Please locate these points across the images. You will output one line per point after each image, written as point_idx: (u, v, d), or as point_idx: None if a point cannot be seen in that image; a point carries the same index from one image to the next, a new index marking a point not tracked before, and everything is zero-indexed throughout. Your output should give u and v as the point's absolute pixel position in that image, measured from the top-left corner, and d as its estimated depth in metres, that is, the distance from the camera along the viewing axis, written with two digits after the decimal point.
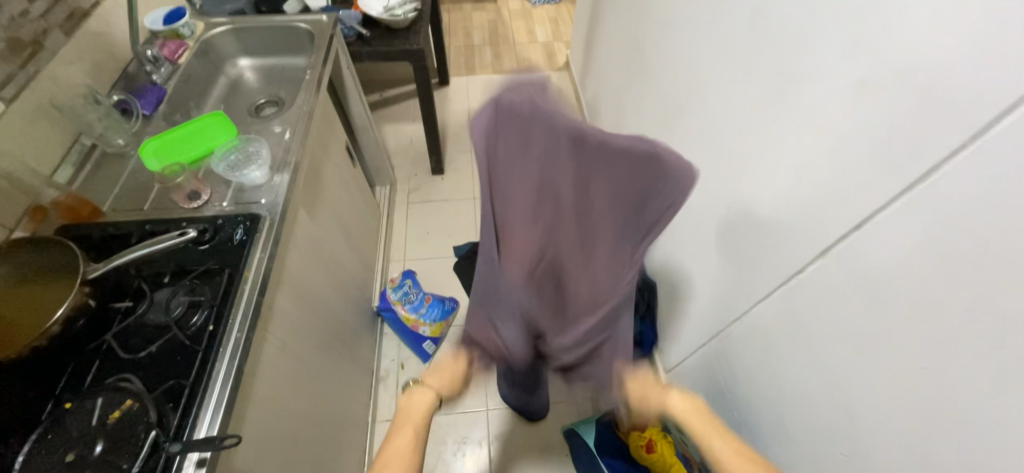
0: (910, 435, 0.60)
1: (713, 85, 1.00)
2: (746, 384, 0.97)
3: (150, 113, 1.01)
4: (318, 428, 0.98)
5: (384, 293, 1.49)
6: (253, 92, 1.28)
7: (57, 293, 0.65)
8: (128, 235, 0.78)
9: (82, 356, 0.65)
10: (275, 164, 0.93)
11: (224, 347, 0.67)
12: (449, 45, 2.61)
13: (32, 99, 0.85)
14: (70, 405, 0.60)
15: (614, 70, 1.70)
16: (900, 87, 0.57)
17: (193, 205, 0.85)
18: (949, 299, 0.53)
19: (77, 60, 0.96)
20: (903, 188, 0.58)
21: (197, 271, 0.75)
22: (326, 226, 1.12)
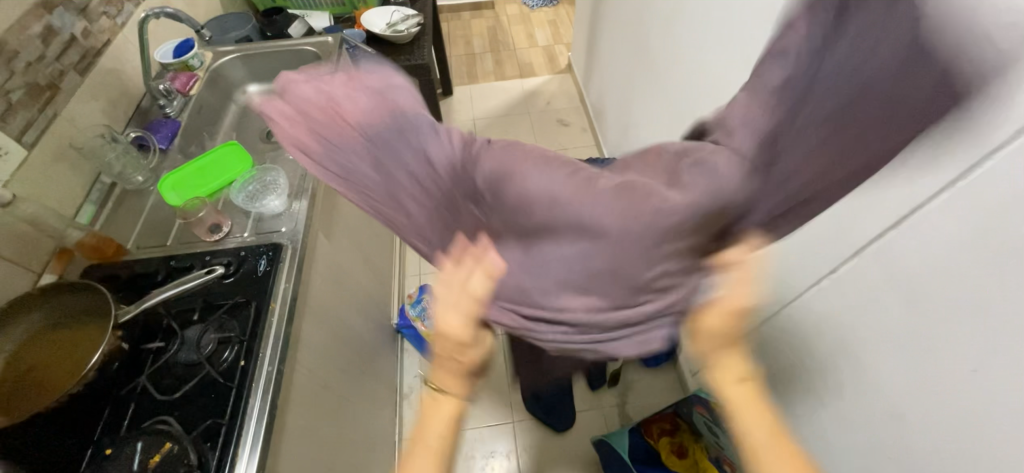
0: (963, 440, 0.58)
1: (726, 84, 0.98)
2: (779, 386, 0.95)
3: (166, 147, 1.02)
4: (348, 452, 0.97)
5: (402, 309, 1.49)
6: (263, 118, 1.28)
7: (90, 339, 0.65)
8: (153, 273, 0.79)
9: (117, 400, 0.65)
10: (293, 191, 0.93)
11: (257, 383, 0.67)
12: (449, 54, 2.61)
13: (52, 143, 0.86)
14: (109, 451, 0.60)
15: (619, 71, 1.68)
16: None
17: (215, 238, 0.85)
18: (998, 304, 0.50)
19: (93, 99, 0.97)
20: (937, 187, 0.55)
21: (224, 305, 0.74)
22: (344, 249, 1.12)
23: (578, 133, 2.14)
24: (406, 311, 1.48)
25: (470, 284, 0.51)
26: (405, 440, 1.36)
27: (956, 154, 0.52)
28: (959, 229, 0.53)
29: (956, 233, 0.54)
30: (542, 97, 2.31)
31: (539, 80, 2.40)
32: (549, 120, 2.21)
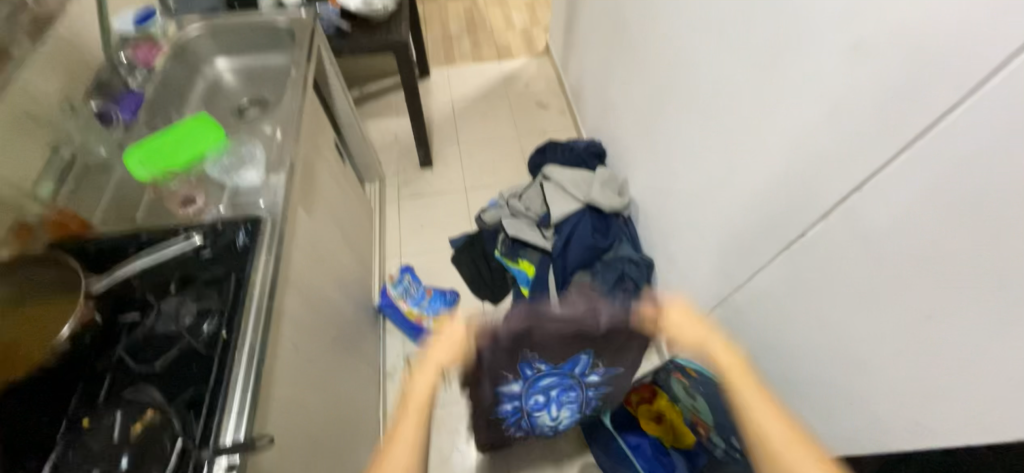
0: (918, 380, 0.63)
1: (702, 60, 1.01)
2: (751, 349, 1.00)
3: (131, 120, 0.97)
4: (335, 428, 0.97)
5: (384, 291, 1.48)
6: (234, 94, 1.24)
7: (59, 310, 0.63)
8: (126, 246, 0.75)
9: (92, 373, 0.63)
10: (271, 164, 0.91)
11: (241, 352, 0.66)
12: (426, 35, 2.57)
13: (5, 112, 0.81)
14: (86, 423, 0.58)
15: (597, 51, 1.70)
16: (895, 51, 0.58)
17: (189, 211, 0.83)
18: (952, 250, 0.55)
19: (48, 68, 0.91)
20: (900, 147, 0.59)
21: (203, 278, 0.72)
22: (324, 226, 1.11)
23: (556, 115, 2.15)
24: (388, 291, 1.47)
25: None
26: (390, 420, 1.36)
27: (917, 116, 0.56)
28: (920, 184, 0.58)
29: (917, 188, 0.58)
30: (521, 80, 2.31)
31: (517, 62, 2.39)
32: (528, 102, 2.21)
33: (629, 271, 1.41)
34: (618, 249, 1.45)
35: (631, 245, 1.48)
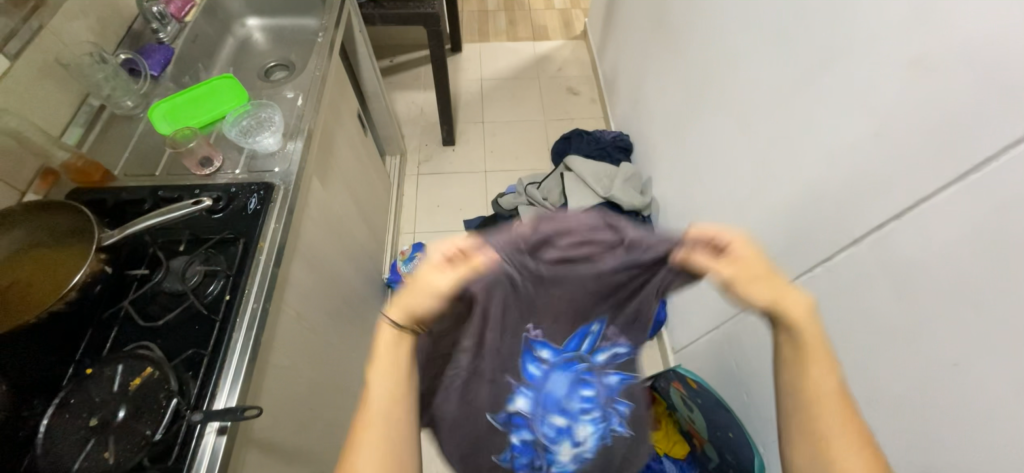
0: (932, 429, 0.58)
1: (746, 60, 0.95)
2: (756, 369, 0.97)
3: (158, 74, 0.98)
4: (330, 397, 0.98)
5: (394, 265, 1.47)
6: (262, 54, 1.23)
7: (73, 259, 0.64)
8: (140, 201, 0.76)
9: (99, 323, 0.65)
10: (289, 130, 0.91)
11: (242, 317, 0.66)
12: (460, 8, 2.50)
13: (36, 57, 0.82)
14: (90, 372, 0.60)
15: (636, 39, 1.62)
16: (961, 75, 0.52)
17: (206, 172, 0.83)
18: (993, 298, 0.50)
19: (81, 15, 0.92)
20: (949, 178, 0.54)
21: (212, 240, 0.73)
22: (339, 196, 1.11)
23: (586, 103, 2.08)
24: (398, 267, 1.46)
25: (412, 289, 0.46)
26: None
27: (973, 147, 0.51)
28: (966, 221, 0.52)
29: (965, 226, 0.52)
30: (553, 63, 2.24)
31: (552, 44, 2.31)
32: (558, 87, 2.15)
33: None
34: None
35: None
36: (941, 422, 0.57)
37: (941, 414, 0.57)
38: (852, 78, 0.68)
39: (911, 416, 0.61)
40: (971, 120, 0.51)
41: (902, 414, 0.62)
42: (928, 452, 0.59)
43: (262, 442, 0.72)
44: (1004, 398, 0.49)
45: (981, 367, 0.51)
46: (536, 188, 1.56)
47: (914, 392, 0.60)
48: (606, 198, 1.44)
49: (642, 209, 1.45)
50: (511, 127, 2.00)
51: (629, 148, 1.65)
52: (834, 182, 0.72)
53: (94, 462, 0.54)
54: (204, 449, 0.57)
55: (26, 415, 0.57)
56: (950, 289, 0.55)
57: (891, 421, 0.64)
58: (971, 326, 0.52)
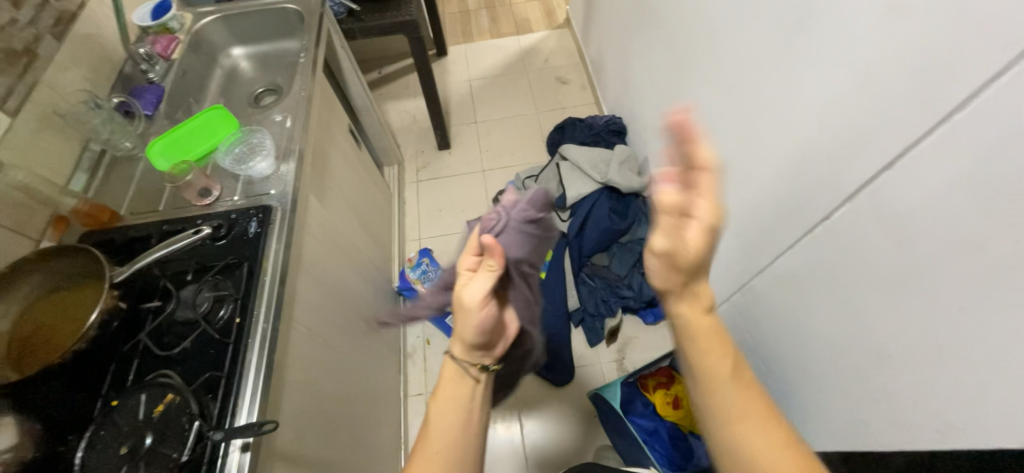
0: (945, 377, 0.57)
1: (726, 28, 0.94)
2: (768, 336, 0.96)
3: (151, 113, 1.01)
4: (351, 407, 1.01)
5: (403, 273, 1.49)
6: (250, 82, 1.26)
7: (89, 299, 0.67)
8: (147, 237, 0.79)
9: (120, 356, 0.68)
10: (281, 152, 0.93)
11: (253, 338, 0.69)
12: (442, 11, 2.51)
13: (35, 110, 0.86)
14: (117, 403, 0.63)
15: (617, 20, 1.61)
16: (935, 14, 0.51)
17: (206, 201, 0.86)
18: (990, 238, 0.49)
19: (73, 66, 0.95)
20: (934, 121, 0.53)
21: (218, 267, 0.75)
22: (339, 211, 1.13)
23: (577, 90, 2.07)
24: (407, 274, 1.48)
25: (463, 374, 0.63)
26: (410, 397, 1.41)
27: (955, 85, 0.50)
28: (955, 164, 0.51)
29: (954, 169, 0.52)
30: (540, 54, 2.23)
31: (537, 36, 2.30)
32: (547, 78, 2.14)
33: None
34: (636, 230, 1.43)
35: (651, 226, 1.44)
36: (953, 368, 0.56)
37: (952, 361, 0.56)
38: (829, 32, 0.67)
39: (924, 366, 0.60)
40: (950, 59, 0.50)
41: (915, 365, 0.61)
42: (944, 400, 0.58)
43: (288, 456, 0.75)
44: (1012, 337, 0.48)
45: (985, 309, 0.51)
46: (533, 181, 1.56)
47: (924, 342, 0.59)
48: (603, 183, 1.44)
49: (641, 189, 1.45)
50: (504, 123, 2.01)
51: (623, 130, 1.64)
52: (824, 140, 0.71)
53: None
54: (230, 466, 0.59)
55: (62, 451, 0.60)
56: (948, 234, 0.54)
57: (906, 373, 0.63)
58: (972, 269, 0.51)
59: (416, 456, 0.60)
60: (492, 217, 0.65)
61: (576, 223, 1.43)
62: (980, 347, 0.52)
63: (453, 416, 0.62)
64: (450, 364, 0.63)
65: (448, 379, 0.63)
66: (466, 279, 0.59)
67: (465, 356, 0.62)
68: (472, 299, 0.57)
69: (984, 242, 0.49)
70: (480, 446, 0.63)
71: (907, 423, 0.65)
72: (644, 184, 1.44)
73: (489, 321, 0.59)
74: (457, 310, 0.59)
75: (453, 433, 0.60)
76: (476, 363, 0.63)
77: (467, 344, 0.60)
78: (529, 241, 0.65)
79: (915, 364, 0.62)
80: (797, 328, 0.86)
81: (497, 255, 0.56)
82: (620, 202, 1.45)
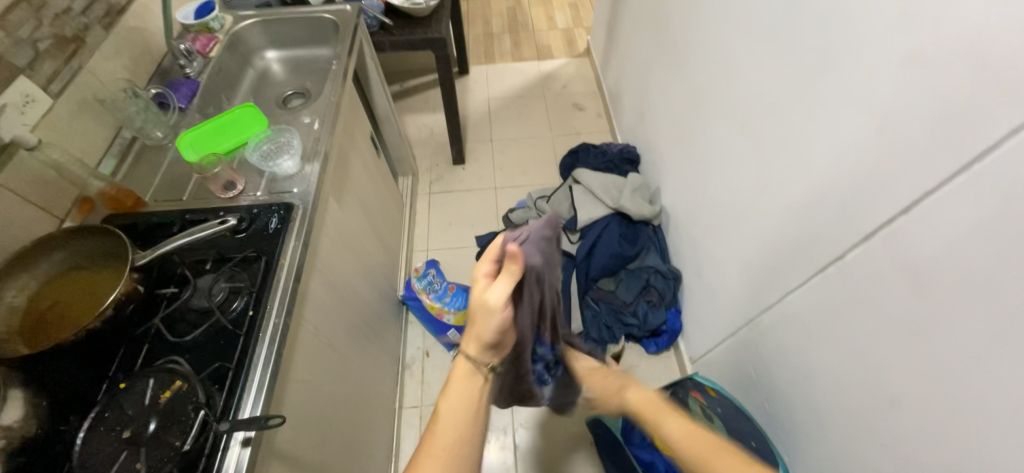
0: (956, 427, 0.57)
1: (746, 68, 0.97)
2: (774, 374, 0.96)
3: (185, 106, 1.04)
4: (349, 412, 1.00)
5: (408, 282, 1.47)
6: (280, 84, 1.30)
7: (109, 280, 0.68)
8: (169, 224, 0.81)
9: (132, 340, 0.68)
10: (307, 153, 0.95)
11: (265, 332, 0.69)
12: (467, 33, 2.59)
13: (76, 94, 0.89)
14: (123, 386, 0.63)
15: (637, 54, 1.66)
16: (956, 68, 0.53)
17: (230, 194, 0.87)
18: (1004, 287, 0.49)
19: (115, 55, 0.99)
20: (954, 170, 0.54)
21: (236, 259, 0.76)
22: (354, 215, 1.15)
23: (593, 117, 2.12)
24: (412, 284, 1.46)
25: (470, 379, 0.61)
26: (405, 408, 1.39)
27: (973, 139, 0.51)
28: (973, 214, 0.52)
29: (972, 217, 0.53)
30: (559, 80, 2.29)
31: (557, 63, 2.37)
32: (564, 103, 2.19)
33: (654, 281, 1.39)
34: (644, 258, 1.43)
35: (659, 255, 1.45)
36: (964, 418, 0.56)
37: (963, 410, 0.56)
38: (848, 81, 0.70)
39: (935, 415, 0.60)
40: (970, 111, 0.52)
41: (924, 413, 0.61)
42: (952, 450, 0.58)
43: (284, 455, 0.74)
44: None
45: (998, 358, 0.51)
46: (545, 201, 1.58)
47: (935, 388, 0.59)
48: (614, 209, 1.45)
49: (651, 218, 1.46)
50: (519, 143, 2.05)
51: (636, 159, 1.67)
52: (839, 182, 0.72)
53: (126, 472, 0.56)
54: (230, 460, 0.58)
55: (63, 429, 0.60)
56: (962, 281, 0.54)
57: (914, 420, 0.63)
58: (986, 318, 0.52)
59: (424, 449, 0.58)
60: (517, 232, 0.61)
61: (586, 246, 1.42)
62: (991, 398, 0.52)
63: (464, 410, 0.60)
64: (462, 362, 0.61)
65: (455, 380, 0.61)
66: (484, 285, 0.59)
67: (471, 359, 0.60)
68: (491, 301, 0.57)
69: (1001, 291, 0.50)
70: (483, 432, 0.61)
71: (915, 471, 0.64)
72: (654, 212, 1.46)
73: (502, 327, 0.59)
74: (477, 310, 0.59)
75: (462, 426, 0.59)
76: (488, 363, 0.61)
77: (482, 345, 0.59)
78: (545, 248, 0.61)
79: (924, 411, 0.61)
80: (804, 366, 0.86)
81: (516, 265, 0.56)
82: (629, 228, 1.46)
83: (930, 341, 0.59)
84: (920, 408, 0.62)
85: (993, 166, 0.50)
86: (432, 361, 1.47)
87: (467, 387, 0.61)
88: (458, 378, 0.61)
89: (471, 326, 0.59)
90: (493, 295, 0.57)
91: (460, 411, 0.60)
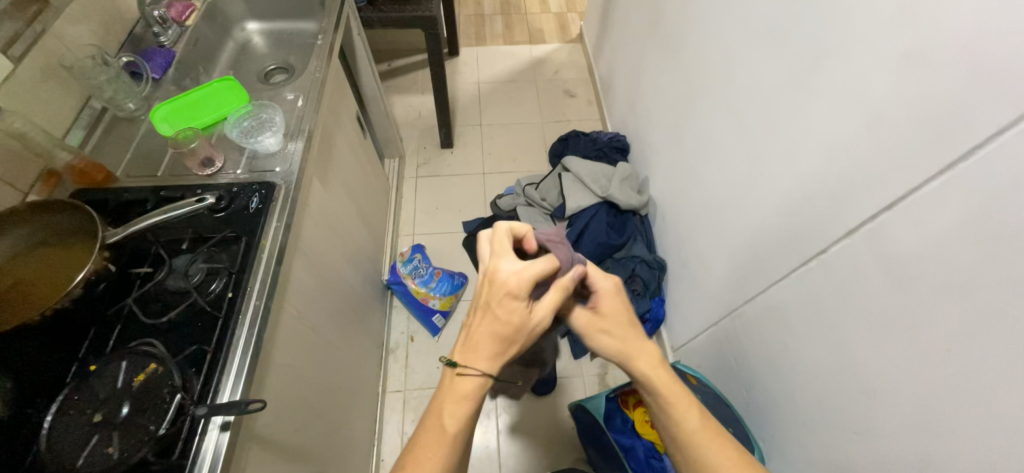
0: (927, 416, 0.59)
1: (739, 59, 0.97)
2: (754, 363, 0.98)
3: (160, 77, 0.99)
4: (331, 396, 0.99)
5: (393, 266, 1.46)
6: (261, 58, 1.24)
7: (78, 258, 0.65)
8: (143, 201, 0.77)
9: (103, 321, 0.65)
10: (290, 131, 0.92)
11: (244, 314, 0.67)
12: (457, 13, 2.52)
13: (39, 59, 0.83)
14: (94, 368, 0.61)
15: (630, 41, 1.64)
16: (948, 66, 0.53)
17: (207, 172, 0.84)
18: (984, 282, 0.51)
19: (83, 19, 0.93)
20: (942, 166, 0.55)
21: (215, 239, 0.74)
22: (339, 197, 1.12)
23: (583, 105, 2.10)
24: (398, 269, 1.45)
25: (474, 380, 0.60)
26: (388, 392, 1.38)
27: (961, 137, 0.52)
28: (958, 210, 0.53)
29: (957, 214, 0.53)
30: (550, 66, 2.26)
31: (548, 48, 2.34)
32: (555, 89, 2.17)
33: (640, 270, 1.39)
34: (631, 247, 1.43)
35: (645, 245, 1.46)
36: (935, 408, 0.58)
37: (935, 400, 0.58)
38: (840, 76, 0.70)
39: (909, 405, 0.62)
40: (963, 110, 0.52)
41: (899, 404, 0.63)
42: (924, 439, 0.60)
43: (266, 439, 0.73)
44: (1002, 381, 0.49)
45: (973, 351, 0.53)
46: (533, 188, 1.57)
47: (910, 380, 0.61)
48: (603, 197, 1.45)
49: (639, 208, 1.47)
50: (508, 129, 2.02)
51: (625, 149, 1.67)
52: (827, 177, 0.73)
53: (98, 457, 0.55)
54: (209, 444, 0.57)
55: (30, 413, 0.58)
56: (942, 277, 0.56)
57: (889, 411, 0.65)
58: (965, 313, 0.53)
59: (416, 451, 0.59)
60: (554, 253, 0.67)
61: (572, 234, 1.43)
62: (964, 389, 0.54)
63: (463, 410, 0.60)
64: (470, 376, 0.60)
65: (467, 385, 0.60)
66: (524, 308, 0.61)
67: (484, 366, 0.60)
68: (537, 320, 0.61)
69: (980, 287, 0.51)
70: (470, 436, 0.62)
71: (885, 458, 0.66)
72: (642, 202, 1.46)
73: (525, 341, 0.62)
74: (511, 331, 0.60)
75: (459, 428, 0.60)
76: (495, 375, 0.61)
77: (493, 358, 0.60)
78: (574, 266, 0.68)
79: (898, 402, 0.63)
80: (784, 357, 0.88)
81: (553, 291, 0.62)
82: (618, 217, 1.46)
83: (909, 335, 0.61)
84: (895, 400, 0.64)
85: (982, 165, 0.50)
86: (416, 346, 1.46)
87: (472, 387, 0.60)
88: (471, 385, 0.60)
89: (484, 338, 0.60)
90: (538, 316, 0.61)
91: (462, 413, 0.60)
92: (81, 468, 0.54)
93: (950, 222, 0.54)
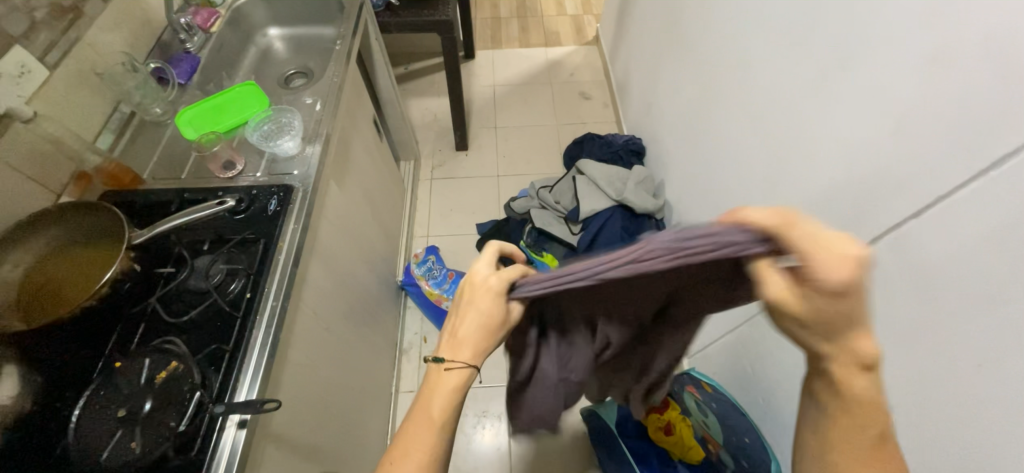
0: (952, 432, 0.57)
1: (759, 61, 0.95)
2: (772, 373, 0.95)
3: (185, 82, 1.02)
4: (345, 396, 1.00)
5: (408, 268, 1.48)
6: (282, 63, 1.27)
7: (105, 258, 0.67)
8: (167, 203, 0.80)
9: (128, 319, 0.68)
10: (308, 134, 0.94)
11: (261, 315, 0.68)
12: (474, 16, 2.54)
13: (74, 66, 0.87)
14: (119, 365, 0.63)
15: (647, 44, 1.63)
16: (976, 70, 0.51)
17: (229, 175, 0.86)
18: (1011, 296, 0.48)
19: (115, 27, 0.97)
20: (969, 175, 0.52)
21: (235, 240, 0.76)
22: (355, 200, 1.13)
23: (599, 107, 2.09)
24: (412, 270, 1.47)
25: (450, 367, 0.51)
26: (401, 393, 1.40)
27: (989, 143, 0.50)
28: (985, 221, 0.51)
29: (983, 225, 0.51)
30: (566, 68, 2.25)
31: (565, 50, 2.33)
32: (571, 92, 2.16)
33: None
34: None
35: None
36: (961, 425, 0.55)
37: (961, 416, 0.55)
38: (864, 79, 0.68)
39: (934, 421, 0.59)
40: (993, 114, 0.49)
41: (923, 419, 0.61)
42: (949, 457, 0.57)
43: (280, 436, 0.74)
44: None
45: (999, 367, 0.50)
46: (548, 191, 1.56)
47: (935, 394, 0.59)
48: (618, 201, 1.44)
49: (654, 212, 1.45)
50: (524, 131, 2.02)
51: (641, 152, 1.65)
52: (849, 183, 0.71)
53: (121, 451, 0.56)
54: (225, 441, 0.58)
55: (59, 406, 0.60)
56: (969, 290, 0.53)
57: (912, 426, 0.63)
58: (992, 327, 0.51)
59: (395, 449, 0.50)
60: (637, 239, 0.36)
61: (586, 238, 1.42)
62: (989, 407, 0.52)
63: (449, 399, 0.51)
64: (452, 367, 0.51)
65: (447, 375, 0.51)
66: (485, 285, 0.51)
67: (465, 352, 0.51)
68: (508, 309, 0.52)
69: (1007, 300, 0.49)
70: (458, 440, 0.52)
71: None
72: (658, 206, 1.45)
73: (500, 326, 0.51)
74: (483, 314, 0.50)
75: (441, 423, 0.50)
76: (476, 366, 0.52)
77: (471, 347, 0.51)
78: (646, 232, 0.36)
79: (922, 417, 0.61)
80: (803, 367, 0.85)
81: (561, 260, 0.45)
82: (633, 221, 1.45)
83: (935, 348, 0.58)
84: (919, 414, 0.61)
85: (1009, 175, 0.48)
86: (429, 347, 1.47)
87: (455, 374, 0.51)
88: (451, 376, 0.51)
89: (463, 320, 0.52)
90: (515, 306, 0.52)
91: (449, 405, 0.51)
92: (104, 462, 0.56)
93: (977, 233, 0.52)
